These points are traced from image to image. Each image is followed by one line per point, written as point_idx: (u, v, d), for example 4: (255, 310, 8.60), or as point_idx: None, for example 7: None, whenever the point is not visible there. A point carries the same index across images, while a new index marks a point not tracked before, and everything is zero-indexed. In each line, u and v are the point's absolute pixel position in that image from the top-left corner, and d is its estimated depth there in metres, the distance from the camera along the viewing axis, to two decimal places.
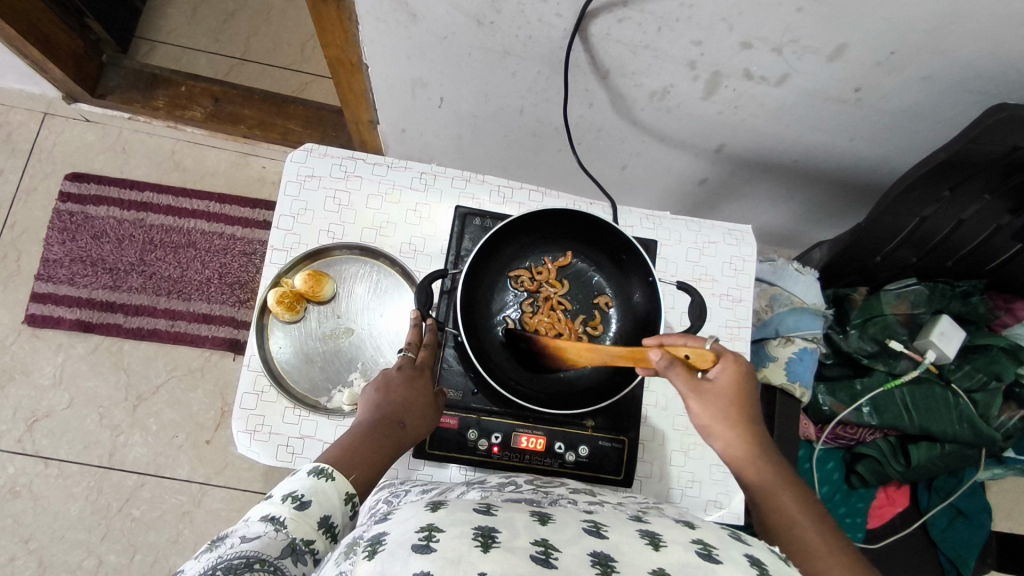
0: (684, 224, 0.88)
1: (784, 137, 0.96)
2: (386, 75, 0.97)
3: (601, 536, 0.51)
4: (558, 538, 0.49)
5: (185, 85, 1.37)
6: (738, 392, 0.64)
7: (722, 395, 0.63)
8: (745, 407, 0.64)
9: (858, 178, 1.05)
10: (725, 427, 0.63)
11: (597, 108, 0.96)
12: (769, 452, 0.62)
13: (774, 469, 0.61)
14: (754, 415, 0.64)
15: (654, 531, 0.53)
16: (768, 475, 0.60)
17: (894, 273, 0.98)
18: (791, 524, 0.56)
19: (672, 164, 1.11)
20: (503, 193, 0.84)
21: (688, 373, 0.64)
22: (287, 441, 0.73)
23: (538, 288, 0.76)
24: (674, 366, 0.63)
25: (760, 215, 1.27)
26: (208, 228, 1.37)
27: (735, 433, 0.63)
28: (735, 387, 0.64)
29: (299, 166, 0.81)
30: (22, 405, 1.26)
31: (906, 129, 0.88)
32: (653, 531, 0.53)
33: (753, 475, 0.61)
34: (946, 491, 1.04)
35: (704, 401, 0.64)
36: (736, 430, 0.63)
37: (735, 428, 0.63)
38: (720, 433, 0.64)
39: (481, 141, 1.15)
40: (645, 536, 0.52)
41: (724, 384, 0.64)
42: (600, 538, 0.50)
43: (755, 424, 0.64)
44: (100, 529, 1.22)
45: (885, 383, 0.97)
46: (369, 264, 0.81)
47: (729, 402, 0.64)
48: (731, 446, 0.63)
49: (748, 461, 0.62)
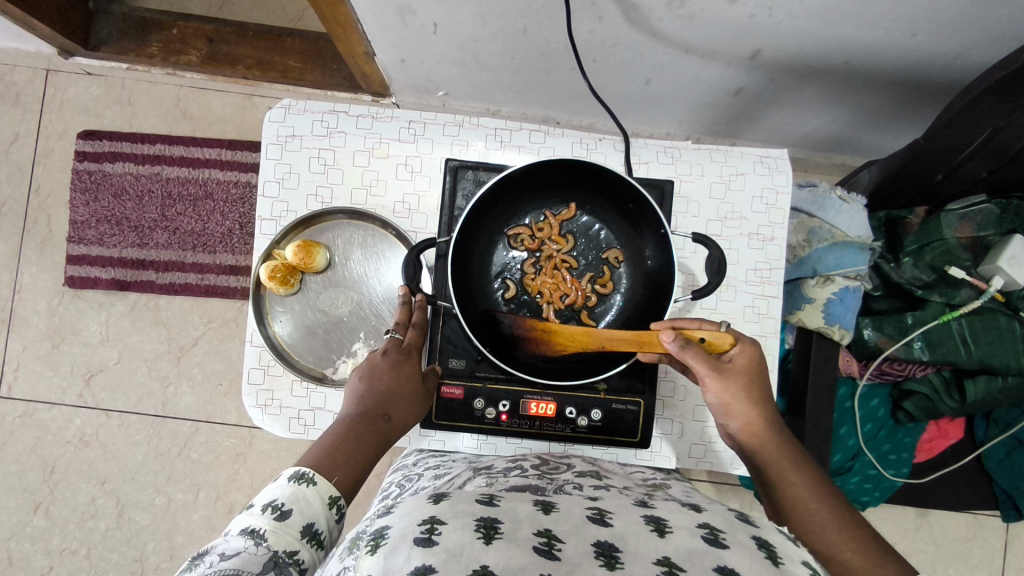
0: (707, 155, 0.78)
1: (831, 37, 0.81)
2: (369, 4, 0.87)
3: (606, 524, 0.47)
4: (563, 529, 0.46)
5: (177, 27, 1.29)
6: (755, 371, 0.62)
7: (737, 376, 0.61)
8: (758, 385, 0.62)
9: (922, 76, 0.90)
10: (740, 407, 0.61)
11: (608, 22, 0.84)
12: (783, 432, 0.61)
13: (786, 446, 0.60)
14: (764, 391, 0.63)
15: (660, 516, 0.49)
16: (780, 452, 0.60)
17: (960, 189, 0.85)
18: (808, 505, 0.55)
19: (701, 76, 0.98)
20: (500, 137, 0.76)
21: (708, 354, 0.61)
22: (298, 414, 0.74)
23: (539, 247, 0.70)
24: (690, 348, 0.60)
25: (806, 122, 1.12)
26: (223, 178, 1.34)
27: (754, 411, 0.61)
28: (749, 366, 0.62)
29: (279, 125, 0.75)
30: (77, 362, 1.33)
31: (984, 16, 0.73)
32: (659, 516, 0.49)
33: (772, 457, 0.59)
34: (1007, 422, 0.96)
35: (722, 383, 0.61)
36: (751, 409, 0.61)
37: (752, 407, 0.61)
38: (735, 412, 0.62)
39: (488, 66, 1.05)
40: (650, 523, 0.48)
41: (739, 367, 0.62)
42: (604, 527, 0.47)
43: (767, 401, 0.62)
44: (164, 471, 1.32)
45: (942, 315, 0.88)
46: (359, 227, 0.77)
47: (747, 381, 0.62)
48: (748, 425, 0.61)
49: (762, 441, 0.60)
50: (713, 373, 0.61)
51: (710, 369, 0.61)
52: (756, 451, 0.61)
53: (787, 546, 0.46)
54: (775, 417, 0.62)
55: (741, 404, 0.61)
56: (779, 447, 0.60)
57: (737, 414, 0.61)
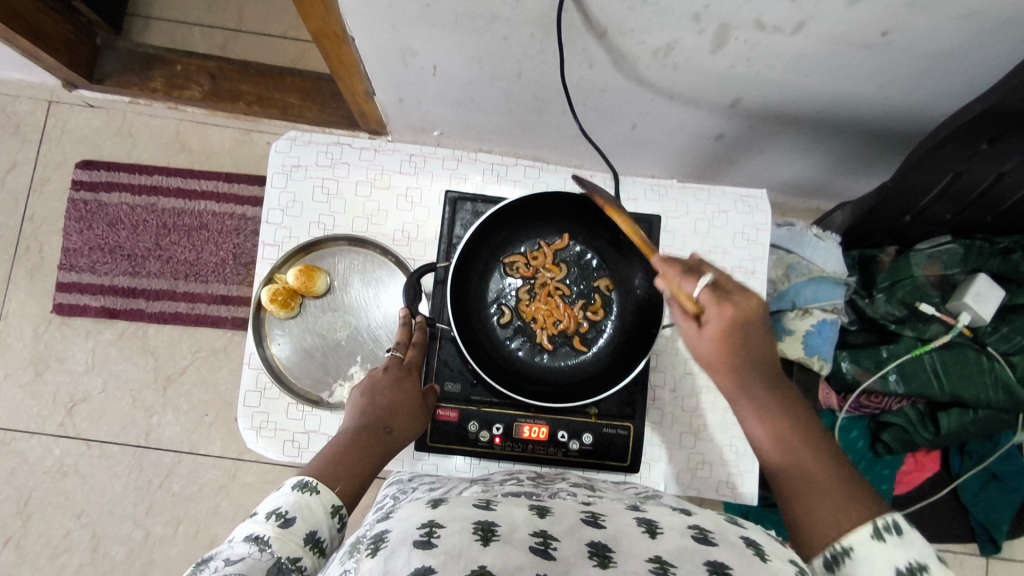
0: (691, 193, 0.83)
1: (804, 87, 0.88)
2: (373, 46, 0.92)
3: (599, 526, 0.49)
4: (558, 530, 0.48)
5: (181, 63, 1.33)
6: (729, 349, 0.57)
7: (712, 347, 0.57)
8: (746, 356, 0.58)
9: (888, 126, 0.97)
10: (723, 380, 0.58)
11: (598, 68, 0.90)
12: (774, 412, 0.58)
13: (797, 428, 0.56)
14: (762, 362, 0.58)
15: (651, 519, 0.51)
16: (788, 433, 0.56)
17: (926, 230, 0.92)
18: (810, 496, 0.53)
19: (684, 121, 1.04)
20: (497, 172, 0.80)
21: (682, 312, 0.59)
22: (293, 436, 0.75)
23: (534, 275, 0.73)
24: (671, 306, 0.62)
25: (783, 168, 1.19)
26: (219, 209, 1.37)
27: (736, 401, 0.59)
28: (732, 328, 0.57)
29: (285, 155, 0.78)
30: (60, 391, 1.31)
31: (942, 71, 0.79)
32: (650, 518, 0.52)
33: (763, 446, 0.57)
34: (980, 454, 1.00)
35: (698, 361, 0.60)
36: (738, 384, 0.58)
37: (733, 395, 0.58)
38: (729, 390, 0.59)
39: (483, 108, 1.10)
40: (642, 524, 0.50)
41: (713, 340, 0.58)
42: (598, 528, 0.49)
43: (765, 376, 0.58)
44: (144, 504, 1.29)
45: (913, 349, 0.93)
46: (359, 254, 0.79)
47: (722, 360, 0.58)
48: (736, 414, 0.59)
49: (768, 427, 0.57)
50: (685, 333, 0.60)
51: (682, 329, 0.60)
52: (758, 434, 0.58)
53: (774, 545, 0.48)
54: (766, 392, 0.58)
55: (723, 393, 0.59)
56: (785, 429, 0.56)
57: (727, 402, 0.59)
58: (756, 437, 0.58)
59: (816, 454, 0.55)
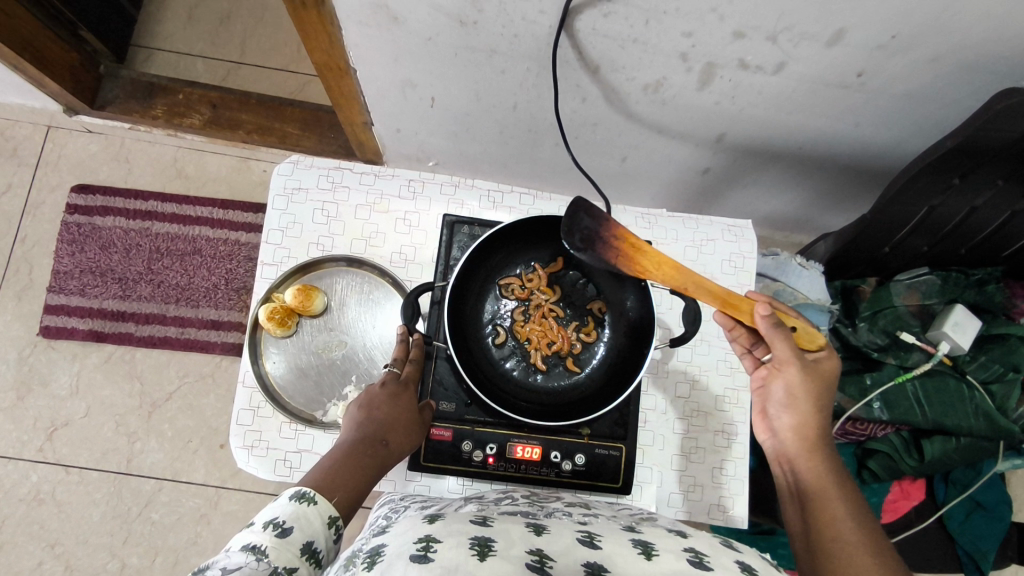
0: (681, 221, 0.86)
1: (786, 124, 0.92)
2: (374, 78, 0.96)
3: (595, 546, 0.50)
4: (553, 549, 0.48)
5: (183, 92, 1.36)
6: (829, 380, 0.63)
7: (816, 376, 0.62)
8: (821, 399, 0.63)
9: (865, 163, 1.01)
10: (803, 406, 0.62)
11: (590, 102, 0.93)
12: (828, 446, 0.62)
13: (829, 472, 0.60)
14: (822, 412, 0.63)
15: (647, 540, 0.52)
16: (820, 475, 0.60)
17: (905, 263, 0.96)
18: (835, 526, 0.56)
19: (673, 156, 1.08)
20: (493, 198, 0.83)
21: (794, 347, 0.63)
22: (285, 456, 0.74)
23: (529, 296, 0.75)
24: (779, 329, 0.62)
25: (767, 202, 1.23)
26: (213, 234, 1.38)
27: (811, 416, 0.62)
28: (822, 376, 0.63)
29: (286, 179, 0.80)
30: (41, 415, 1.29)
31: (914, 111, 0.84)
32: (646, 540, 0.53)
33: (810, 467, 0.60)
34: (964, 483, 1.02)
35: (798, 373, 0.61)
36: (812, 416, 0.62)
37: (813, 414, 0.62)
38: (795, 411, 0.62)
39: (478, 140, 1.13)
40: (638, 546, 0.51)
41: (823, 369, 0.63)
42: (593, 549, 0.49)
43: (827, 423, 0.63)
44: (121, 533, 1.26)
45: (896, 377, 0.96)
46: (357, 275, 0.81)
47: (820, 383, 0.62)
48: (801, 428, 0.62)
49: (804, 462, 0.61)
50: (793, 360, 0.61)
51: (791, 355, 0.61)
52: (801, 467, 0.61)
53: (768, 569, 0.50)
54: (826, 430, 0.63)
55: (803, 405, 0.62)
56: (824, 471, 0.60)
57: (798, 411, 0.62)
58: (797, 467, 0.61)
59: (845, 494, 0.58)
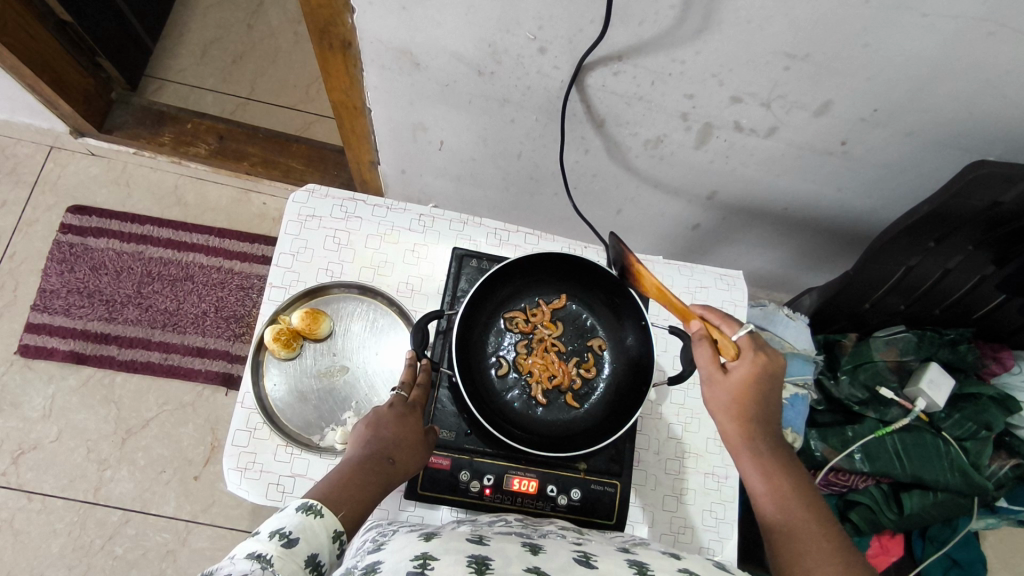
0: (676, 268, 0.90)
1: (773, 185, 0.98)
2: (387, 119, 1.00)
3: (591, 565, 0.51)
4: (550, 567, 0.49)
5: (191, 123, 1.40)
6: (754, 385, 0.62)
7: (733, 387, 0.62)
8: (757, 405, 0.62)
9: (844, 227, 1.08)
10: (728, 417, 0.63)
11: (592, 154, 0.98)
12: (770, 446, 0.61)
13: (776, 474, 0.60)
14: (772, 413, 0.63)
15: (642, 561, 0.53)
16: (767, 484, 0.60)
17: (883, 320, 1.02)
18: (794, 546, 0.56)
19: (665, 211, 1.14)
20: (500, 236, 0.86)
21: (713, 355, 0.63)
22: (278, 479, 0.73)
23: (532, 330, 0.77)
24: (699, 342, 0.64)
25: (751, 260, 1.29)
26: (207, 262, 1.38)
27: (733, 424, 0.62)
28: (751, 381, 0.62)
29: (301, 206, 0.83)
30: (9, 438, 1.24)
31: (892, 181, 0.91)
32: (642, 561, 0.54)
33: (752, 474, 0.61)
34: (941, 540, 1.07)
35: (713, 387, 0.63)
36: (737, 424, 0.62)
37: (733, 420, 0.62)
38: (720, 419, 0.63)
39: (480, 184, 1.17)
40: (633, 565, 0.52)
41: (737, 378, 0.62)
42: (590, 568, 0.50)
43: (764, 421, 0.62)
44: (80, 567, 1.19)
45: (876, 430, 1.00)
46: (365, 302, 0.82)
47: (734, 393, 0.62)
48: (729, 436, 0.62)
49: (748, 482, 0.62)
50: (705, 375, 0.64)
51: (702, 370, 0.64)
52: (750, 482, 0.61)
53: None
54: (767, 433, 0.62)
55: (722, 414, 0.62)
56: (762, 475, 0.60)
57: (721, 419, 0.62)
58: (761, 500, 0.59)
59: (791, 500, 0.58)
